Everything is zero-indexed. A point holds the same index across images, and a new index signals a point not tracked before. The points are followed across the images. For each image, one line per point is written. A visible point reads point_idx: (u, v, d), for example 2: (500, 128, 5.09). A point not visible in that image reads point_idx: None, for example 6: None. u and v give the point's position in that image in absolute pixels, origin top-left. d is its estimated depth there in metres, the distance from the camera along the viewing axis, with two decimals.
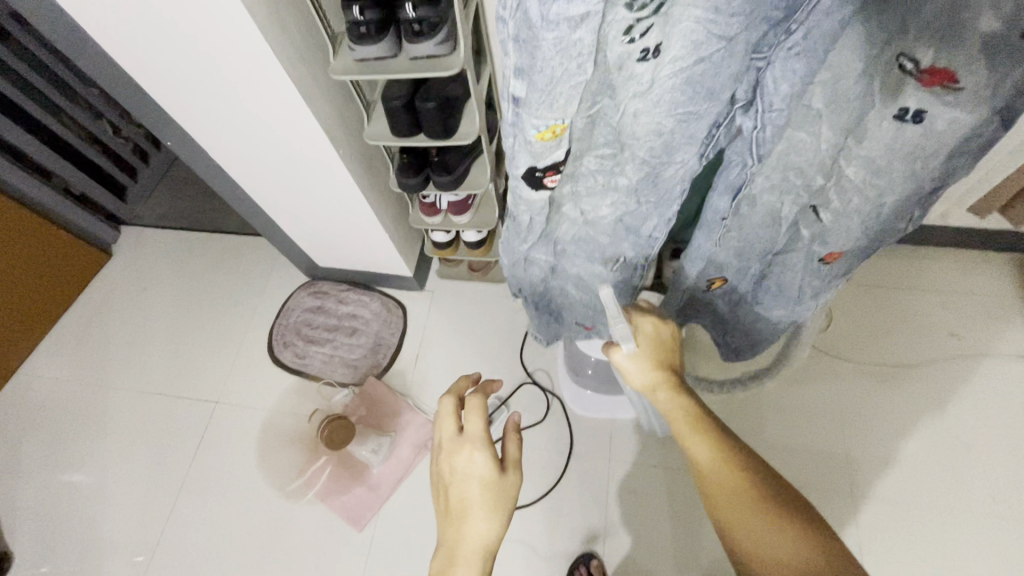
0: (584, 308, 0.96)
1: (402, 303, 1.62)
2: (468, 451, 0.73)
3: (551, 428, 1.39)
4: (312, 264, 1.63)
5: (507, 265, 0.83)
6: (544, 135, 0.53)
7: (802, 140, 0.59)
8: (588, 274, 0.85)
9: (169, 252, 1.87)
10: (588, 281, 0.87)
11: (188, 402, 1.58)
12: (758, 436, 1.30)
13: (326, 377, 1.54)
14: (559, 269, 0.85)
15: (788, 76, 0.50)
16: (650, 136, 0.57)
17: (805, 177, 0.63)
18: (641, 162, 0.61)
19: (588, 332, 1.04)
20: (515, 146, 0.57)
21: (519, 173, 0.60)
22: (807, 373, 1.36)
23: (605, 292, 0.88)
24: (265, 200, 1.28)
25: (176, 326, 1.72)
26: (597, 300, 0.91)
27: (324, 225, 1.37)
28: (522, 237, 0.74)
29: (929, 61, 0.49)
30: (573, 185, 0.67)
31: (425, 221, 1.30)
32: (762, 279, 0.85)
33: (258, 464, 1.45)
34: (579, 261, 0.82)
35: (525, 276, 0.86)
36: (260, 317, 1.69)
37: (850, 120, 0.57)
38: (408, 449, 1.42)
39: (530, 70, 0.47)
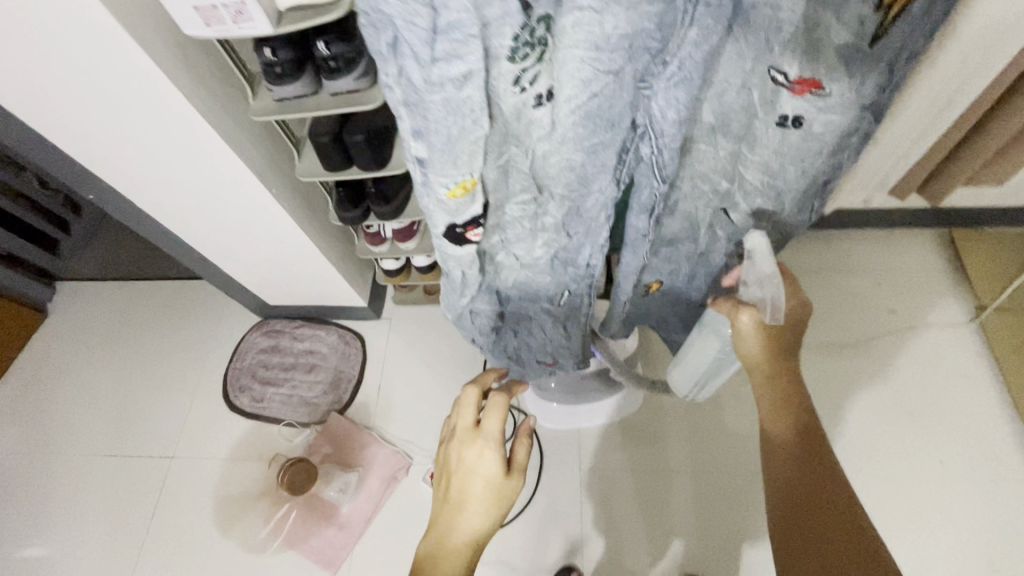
0: (541, 346, 0.96)
1: (359, 334, 1.60)
2: (479, 449, 0.71)
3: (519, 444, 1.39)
4: (263, 304, 1.59)
5: (456, 322, 0.83)
6: (455, 191, 0.55)
7: (703, 151, 0.63)
8: (537, 311, 0.86)
9: (112, 304, 1.79)
10: (537, 316, 0.87)
11: (142, 460, 1.51)
12: (720, 427, 1.34)
13: (286, 419, 1.50)
14: (506, 310, 0.86)
15: (672, 104, 0.53)
16: (564, 173, 0.58)
17: (710, 182, 0.68)
18: (562, 200, 0.62)
19: (551, 369, 1.04)
20: (430, 207, 0.57)
21: (440, 232, 0.61)
22: None
23: (555, 325, 0.89)
24: (204, 243, 1.24)
25: (124, 381, 1.64)
26: (554, 335, 0.92)
27: (268, 264, 1.34)
28: (459, 292, 0.74)
29: (796, 73, 0.53)
30: (501, 233, 0.68)
31: (372, 250, 1.29)
32: (695, 281, 0.89)
33: (222, 515, 1.39)
34: (525, 300, 0.83)
35: (474, 328, 0.86)
36: (213, 363, 1.63)
37: (740, 127, 0.60)
38: (379, 482, 1.38)
39: (426, 132, 0.48)
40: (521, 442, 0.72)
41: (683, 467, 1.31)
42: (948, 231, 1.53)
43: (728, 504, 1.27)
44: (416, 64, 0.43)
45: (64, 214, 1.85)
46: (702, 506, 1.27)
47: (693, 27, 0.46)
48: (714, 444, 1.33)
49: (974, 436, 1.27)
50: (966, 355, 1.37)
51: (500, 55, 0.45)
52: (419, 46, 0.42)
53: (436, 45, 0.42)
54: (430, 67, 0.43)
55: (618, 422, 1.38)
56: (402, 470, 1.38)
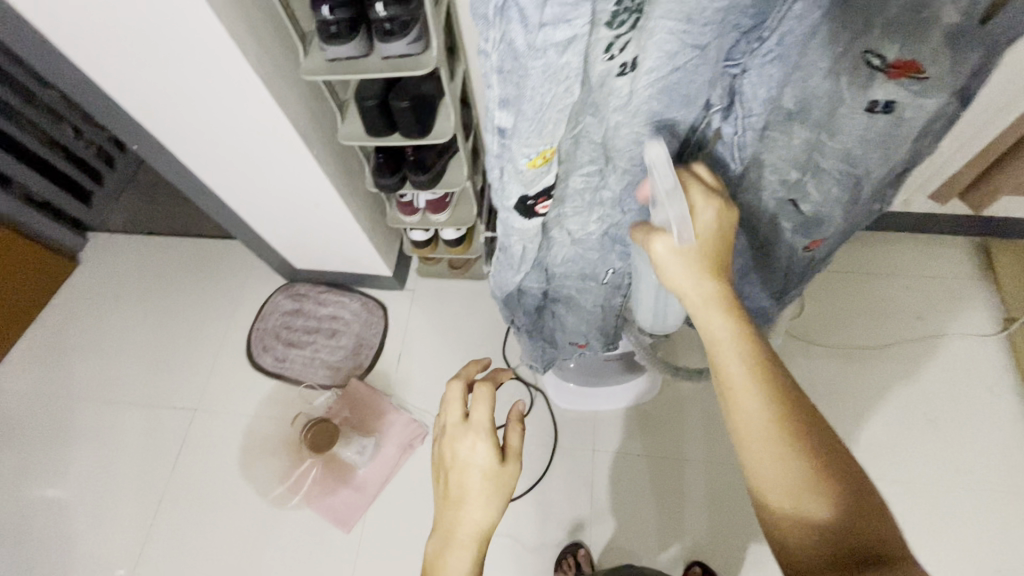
0: (576, 328, 0.97)
1: (382, 303, 1.61)
2: (472, 440, 0.70)
3: (535, 421, 1.41)
4: (289, 266, 1.61)
5: (501, 297, 0.84)
6: (536, 161, 0.54)
7: (776, 140, 0.62)
8: (580, 290, 0.87)
9: (141, 258, 1.82)
10: (579, 295, 0.88)
11: (166, 410, 1.55)
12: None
13: (307, 381, 1.53)
14: (550, 287, 0.87)
15: (766, 82, 0.54)
16: (631, 146, 0.61)
17: (780, 173, 0.67)
18: (624, 171, 0.65)
19: (582, 350, 1.05)
20: (505, 177, 0.57)
21: (511, 205, 0.61)
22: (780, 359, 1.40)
23: (596, 304, 0.90)
24: (240, 201, 1.26)
25: (151, 334, 1.68)
26: (592, 317, 0.94)
27: (300, 227, 1.36)
28: (514, 269, 0.74)
29: (894, 56, 0.52)
30: (560, 207, 0.69)
31: (403, 220, 1.30)
32: (746, 278, 0.87)
33: (241, 469, 1.43)
34: (569, 277, 0.84)
35: (519, 302, 0.88)
36: (238, 322, 1.66)
37: (822, 115, 0.60)
38: (395, 449, 1.41)
39: (516, 100, 0.48)
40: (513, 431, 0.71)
41: (696, 455, 1.32)
42: (984, 240, 1.50)
43: (738, 497, 1.28)
44: (522, 28, 0.42)
45: (98, 167, 1.88)
46: (712, 496, 1.29)
47: (798, 2, 0.47)
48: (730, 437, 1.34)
49: (992, 446, 1.27)
50: (991, 366, 1.35)
51: (601, 21, 0.45)
52: (529, 9, 0.40)
53: (546, 8, 0.41)
54: (535, 32, 0.42)
55: (634, 407, 1.39)
56: (418, 438, 1.41)
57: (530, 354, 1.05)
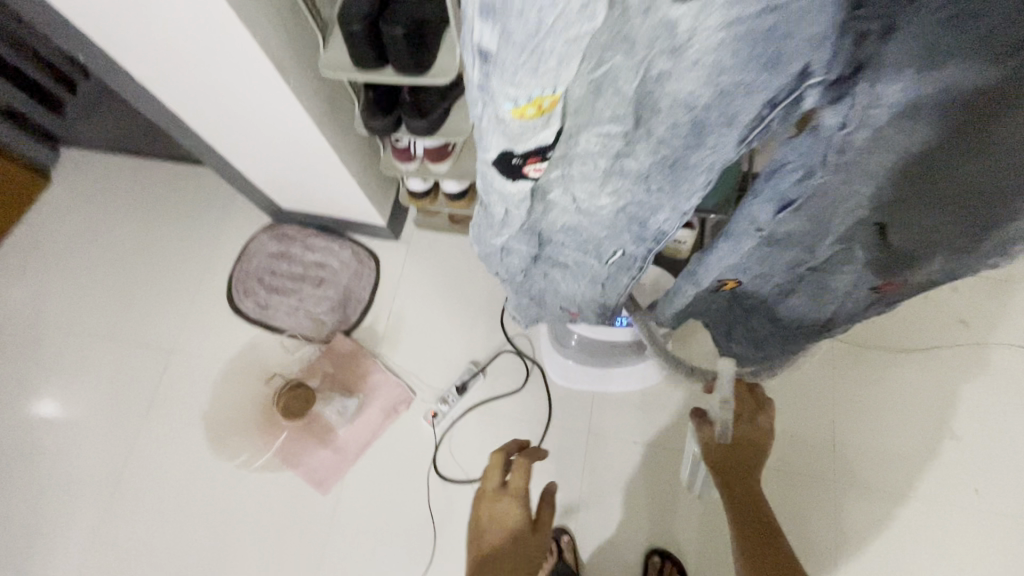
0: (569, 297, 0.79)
1: (374, 253, 1.48)
2: (508, 504, 0.73)
3: (528, 397, 1.32)
4: (274, 204, 1.47)
5: (482, 257, 0.68)
6: (525, 110, 0.38)
7: (888, 139, 0.43)
8: (579, 266, 0.69)
9: (117, 181, 1.68)
10: (578, 272, 0.70)
11: (142, 348, 1.47)
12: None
13: (289, 331, 1.43)
14: (543, 257, 0.68)
15: (902, 57, 0.37)
16: (677, 110, 0.43)
17: (874, 183, 0.49)
18: (660, 141, 0.46)
19: (576, 317, 0.89)
20: (484, 122, 0.41)
21: (490, 159, 0.45)
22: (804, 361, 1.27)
23: (595, 283, 0.73)
24: (211, 131, 1.10)
25: (128, 264, 1.57)
26: (588, 290, 0.76)
27: (282, 165, 1.21)
28: (494, 230, 0.59)
29: None
30: (564, 168, 0.50)
31: (398, 167, 1.14)
32: (788, 295, 0.71)
33: (218, 419, 1.37)
34: (569, 251, 0.66)
35: (502, 270, 0.71)
36: (219, 261, 1.54)
37: (971, 119, 0.40)
38: (378, 412, 1.33)
39: (501, 10, 0.30)
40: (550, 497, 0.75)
41: None
42: None
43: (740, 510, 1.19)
44: None
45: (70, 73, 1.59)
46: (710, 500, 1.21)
47: None
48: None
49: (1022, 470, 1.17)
50: None
51: None
52: None
53: None
54: None
55: (636, 392, 1.30)
56: (404, 404, 1.33)
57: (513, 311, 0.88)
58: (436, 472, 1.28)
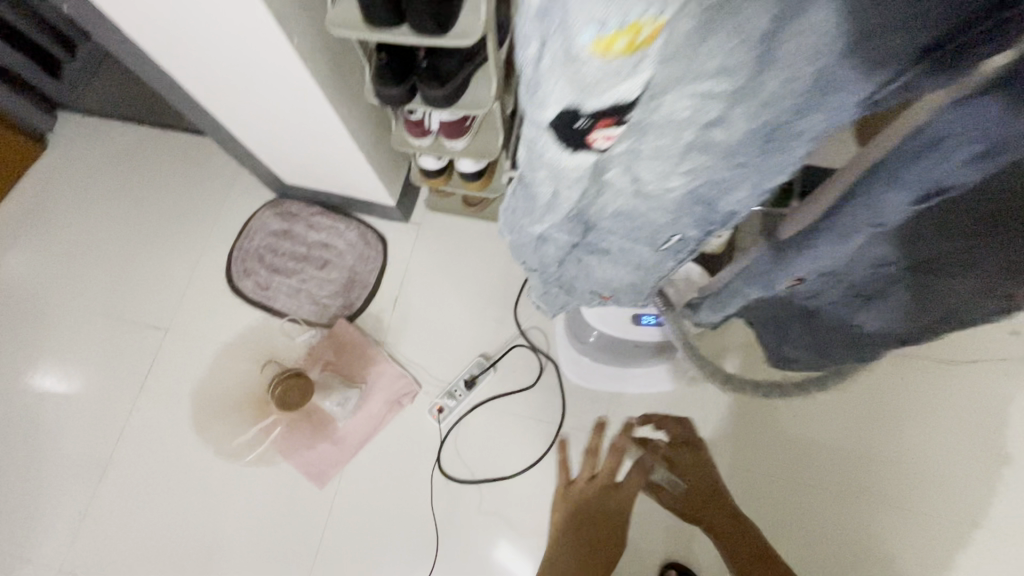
0: (601, 284, 0.67)
1: (382, 235, 1.40)
2: None
3: (541, 395, 1.24)
4: (278, 178, 1.38)
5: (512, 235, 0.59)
6: (606, 43, 0.29)
7: None
8: (624, 253, 0.58)
9: (116, 148, 1.59)
10: (620, 260, 0.60)
11: (136, 326, 1.40)
12: (774, 433, 1.16)
13: (290, 314, 1.35)
14: (583, 244, 0.58)
15: None
16: (808, 59, 0.30)
17: None
18: (766, 108, 0.34)
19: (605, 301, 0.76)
20: (549, 66, 0.33)
21: (548, 119, 0.37)
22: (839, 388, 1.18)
23: (639, 270, 0.63)
24: (209, 96, 1.01)
25: (126, 236, 1.50)
26: (627, 277, 0.64)
27: (286, 135, 1.12)
28: (535, 212, 0.50)
29: None
30: (634, 142, 0.39)
31: (411, 143, 1.05)
32: (864, 303, 0.55)
33: (213, 404, 1.30)
34: (614, 239, 0.55)
35: (533, 253, 0.61)
36: (219, 237, 1.46)
37: None
38: (381, 404, 1.26)
39: None
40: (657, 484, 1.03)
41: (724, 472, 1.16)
42: None
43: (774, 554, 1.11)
44: None
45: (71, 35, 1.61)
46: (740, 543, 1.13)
47: None
48: (768, 449, 1.17)
49: None
50: None
51: None
52: None
53: None
54: None
55: (656, 394, 1.21)
56: (408, 397, 1.25)
57: (537, 297, 0.77)
58: (440, 470, 1.20)
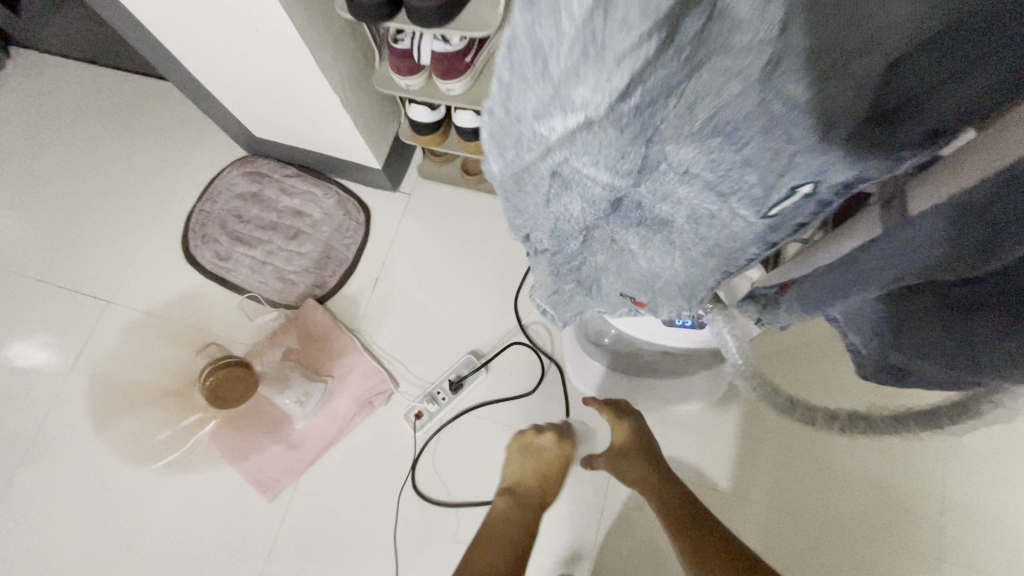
0: (636, 279, 0.43)
1: (365, 205, 1.19)
2: None
3: (540, 405, 1.03)
4: (247, 130, 1.17)
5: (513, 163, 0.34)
6: None
7: None
8: (697, 223, 0.34)
9: (69, 90, 1.39)
10: (684, 238, 0.36)
11: (73, 294, 1.19)
12: (818, 463, 0.97)
13: (251, 291, 1.15)
14: (630, 202, 0.33)
15: None
16: None
17: None
18: None
19: (637, 309, 0.54)
20: None
21: None
22: (918, 452, 0.96)
23: (711, 259, 0.38)
24: (150, 8, 0.81)
25: (70, 192, 1.29)
26: (683, 269, 0.40)
27: (246, 69, 0.91)
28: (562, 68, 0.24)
29: None
30: None
31: (397, 83, 0.84)
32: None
33: (151, 392, 1.09)
34: (690, 192, 0.30)
35: (543, 203, 0.36)
36: (178, 196, 1.26)
37: None
38: (348, 404, 1.05)
39: None
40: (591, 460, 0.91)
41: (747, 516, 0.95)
42: None
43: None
44: None
45: None
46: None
47: None
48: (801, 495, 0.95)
49: None
50: None
51: None
52: None
53: None
54: None
55: (680, 413, 1.01)
56: (381, 397, 1.05)
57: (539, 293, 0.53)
58: (413, 488, 1.00)
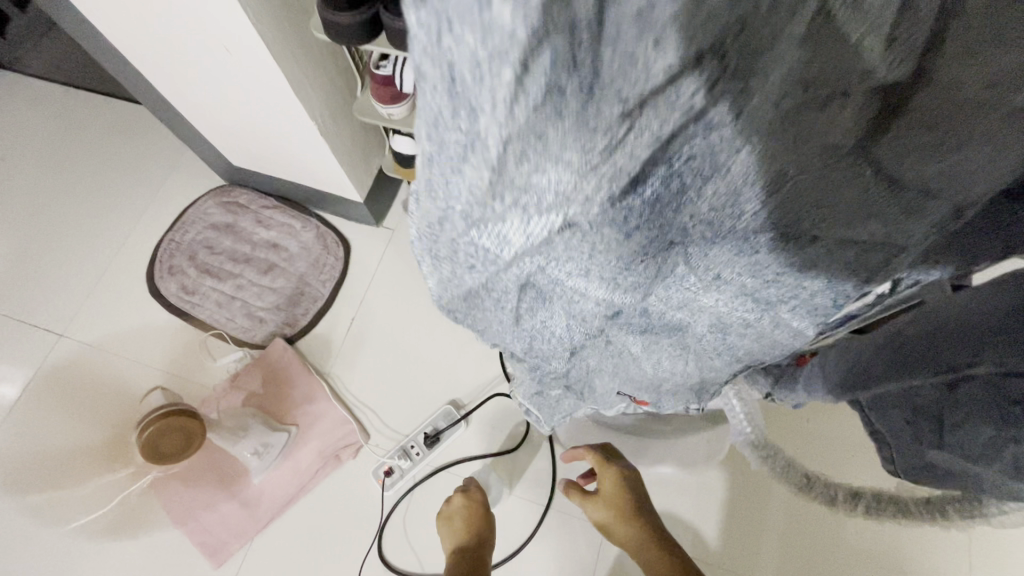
0: (644, 383, 0.39)
1: (345, 239, 1.12)
2: None
3: (524, 463, 0.94)
4: (224, 159, 1.11)
5: (467, 284, 0.30)
6: None
7: None
8: (718, 329, 0.31)
9: (46, 112, 1.34)
10: (700, 342, 0.32)
11: (21, 325, 1.10)
12: (831, 544, 0.87)
13: (216, 328, 1.07)
14: (631, 311, 0.29)
15: None
16: None
17: None
18: None
19: (636, 407, 0.48)
20: None
21: None
22: (932, 532, 0.86)
23: (733, 363, 0.34)
24: (121, 27, 0.77)
25: (34, 215, 1.22)
26: (697, 375, 0.36)
27: (221, 92, 0.86)
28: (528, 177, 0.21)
29: None
30: None
31: (378, 110, 0.78)
32: None
33: (95, 438, 0.99)
34: (716, 300, 0.28)
35: (516, 321, 0.33)
36: (148, 225, 1.19)
37: None
38: (312, 457, 0.96)
39: None
40: (566, 488, 0.82)
41: None
42: None
43: None
44: None
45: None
46: None
47: None
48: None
49: None
50: None
51: None
52: None
53: None
54: None
55: (677, 477, 0.91)
56: (348, 450, 0.95)
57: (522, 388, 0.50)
58: (378, 556, 0.90)
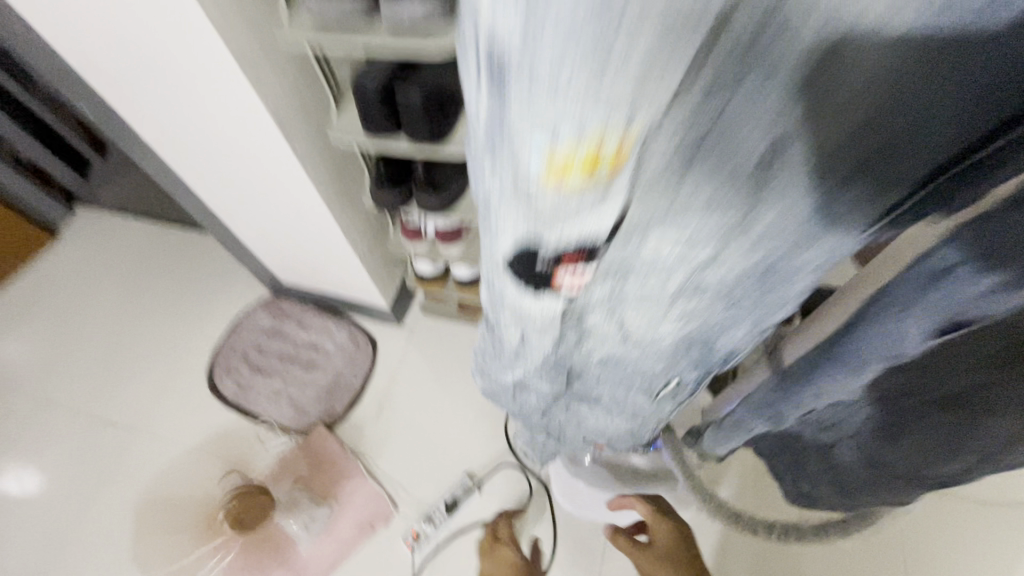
0: (595, 432, 0.62)
1: (373, 337, 1.35)
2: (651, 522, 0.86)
3: (529, 522, 1.12)
4: (274, 277, 1.36)
5: (492, 382, 0.59)
6: (558, 181, 0.25)
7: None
8: (620, 405, 0.54)
9: (123, 242, 1.61)
10: (617, 411, 0.55)
11: (106, 424, 1.32)
12: None
13: (266, 419, 1.27)
14: (573, 397, 0.54)
15: None
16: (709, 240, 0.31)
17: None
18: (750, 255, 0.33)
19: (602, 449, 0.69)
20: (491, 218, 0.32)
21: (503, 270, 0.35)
22: (866, 559, 1.05)
23: (638, 419, 0.57)
24: (217, 197, 1.04)
25: (114, 329, 1.46)
26: (624, 426, 0.59)
27: (285, 235, 1.12)
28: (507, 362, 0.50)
29: None
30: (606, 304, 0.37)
31: (406, 246, 1.05)
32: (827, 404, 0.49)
33: (173, 518, 1.19)
34: (613, 394, 0.52)
35: (513, 397, 0.58)
36: (208, 333, 1.43)
37: None
38: (350, 527, 1.13)
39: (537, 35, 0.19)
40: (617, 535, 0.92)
41: None
42: None
43: None
44: None
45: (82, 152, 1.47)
46: None
47: None
48: None
49: None
50: None
51: None
52: None
53: None
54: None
55: None
56: (382, 519, 1.13)
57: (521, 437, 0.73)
58: None
